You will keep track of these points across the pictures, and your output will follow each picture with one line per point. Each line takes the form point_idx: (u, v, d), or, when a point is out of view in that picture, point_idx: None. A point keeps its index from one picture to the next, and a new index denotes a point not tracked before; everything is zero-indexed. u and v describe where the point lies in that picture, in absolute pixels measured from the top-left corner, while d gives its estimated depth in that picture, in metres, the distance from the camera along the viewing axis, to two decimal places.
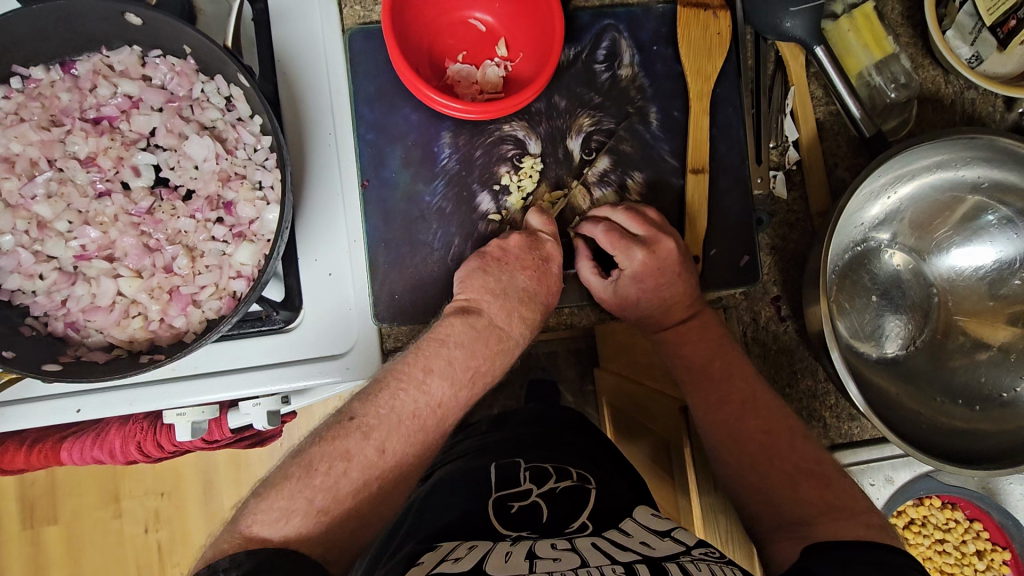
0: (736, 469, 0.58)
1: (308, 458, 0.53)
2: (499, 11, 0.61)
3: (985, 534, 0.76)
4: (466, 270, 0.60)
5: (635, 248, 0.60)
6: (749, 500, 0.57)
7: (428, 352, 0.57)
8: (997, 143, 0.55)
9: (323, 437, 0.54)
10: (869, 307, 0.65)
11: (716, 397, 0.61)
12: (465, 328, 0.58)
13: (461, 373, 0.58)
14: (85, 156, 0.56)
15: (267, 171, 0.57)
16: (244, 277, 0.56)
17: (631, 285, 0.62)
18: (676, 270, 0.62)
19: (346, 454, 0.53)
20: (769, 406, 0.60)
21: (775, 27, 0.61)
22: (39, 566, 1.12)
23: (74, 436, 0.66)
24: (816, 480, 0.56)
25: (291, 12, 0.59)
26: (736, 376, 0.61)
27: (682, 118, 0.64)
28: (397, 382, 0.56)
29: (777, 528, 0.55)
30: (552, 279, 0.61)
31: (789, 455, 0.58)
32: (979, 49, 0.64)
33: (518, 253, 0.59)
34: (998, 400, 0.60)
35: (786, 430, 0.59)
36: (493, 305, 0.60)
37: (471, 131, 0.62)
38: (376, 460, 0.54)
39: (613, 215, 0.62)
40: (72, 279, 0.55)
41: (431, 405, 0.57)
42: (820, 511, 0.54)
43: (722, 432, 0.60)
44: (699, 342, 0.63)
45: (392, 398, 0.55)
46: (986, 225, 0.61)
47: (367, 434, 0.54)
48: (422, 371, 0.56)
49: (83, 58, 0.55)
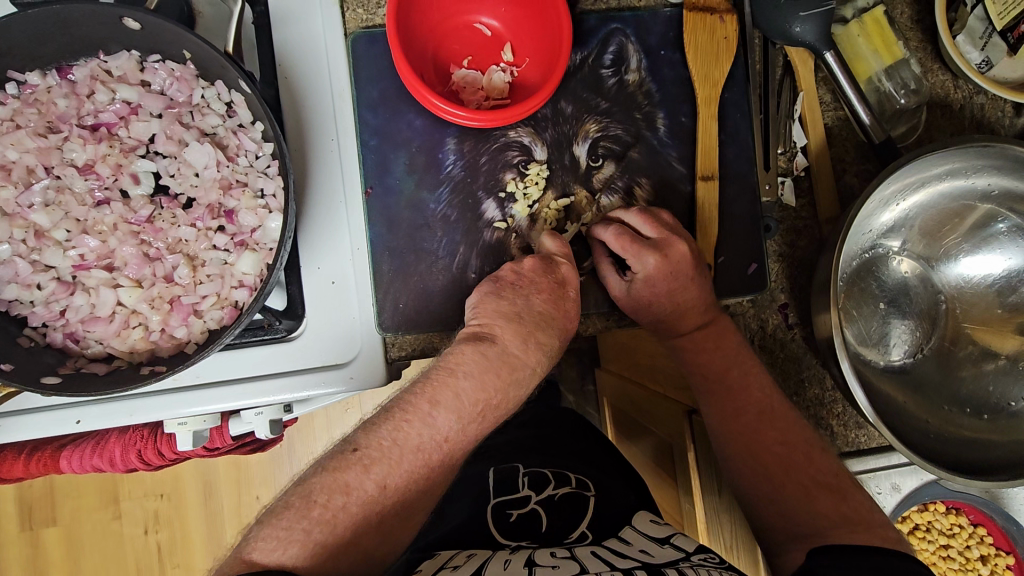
0: (752, 479, 0.58)
1: (310, 489, 0.52)
2: (505, 15, 0.60)
3: (989, 539, 0.75)
4: (479, 295, 0.59)
5: (645, 252, 0.59)
6: (764, 509, 0.57)
7: (435, 381, 0.56)
8: (1007, 151, 0.54)
9: (324, 468, 0.53)
10: (876, 314, 0.64)
11: (733, 407, 0.60)
12: (476, 356, 0.57)
13: (468, 408, 0.56)
14: (82, 164, 0.55)
15: (269, 179, 0.55)
16: (246, 287, 0.55)
17: (644, 289, 0.60)
18: (691, 276, 0.61)
19: (345, 487, 0.52)
20: (787, 417, 0.59)
21: (784, 32, 0.60)
22: (37, 567, 1.11)
23: (72, 445, 0.66)
24: (832, 493, 0.55)
25: (294, 17, 0.58)
26: (752, 385, 0.60)
27: (689, 123, 0.64)
28: (401, 415, 0.55)
29: (792, 537, 0.55)
30: (568, 304, 0.60)
31: (806, 468, 0.57)
32: (989, 54, 0.63)
33: (533, 276, 0.59)
34: (1006, 409, 0.59)
35: (804, 441, 0.58)
36: (506, 331, 0.58)
37: (476, 137, 0.62)
38: (375, 495, 0.52)
39: (625, 216, 0.61)
40: (71, 289, 0.54)
41: (435, 438, 0.55)
42: (833, 522, 0.54)
43: (737, 441, 0.60)
44: (716, 350, 0.62)
45: (395, 429, 0.54)
46: (995, 233, 0.61)
47: (368, 468, 0.53)
48: (428, 405, 0.55)
49: (81, 63, 0.54)
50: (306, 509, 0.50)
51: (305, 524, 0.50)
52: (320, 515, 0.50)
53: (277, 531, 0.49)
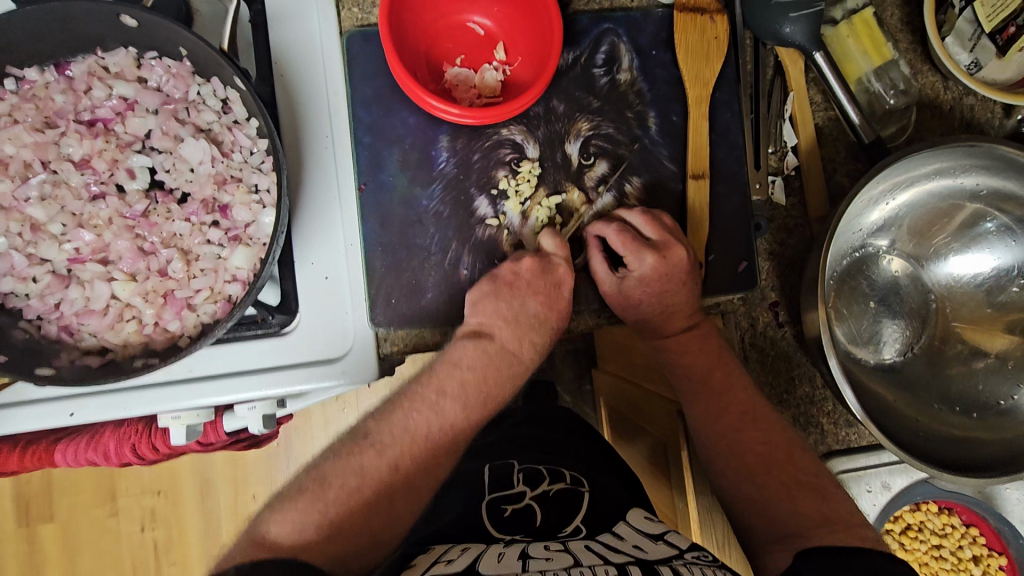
0: (734, 481, 0.59)
1: (323, 473, 0.53)
2: (497, 14, 0.61)
3: (982, 539, 0.76)
4: (478, 294, 0.59)
5: (646, 252, 0.59)
6: (749, 511, 0.57)
7: (440, 373, 0.58)
8: (995, 151, 0.55)
9: (337, 453, 0.55)
10: (866, 313, 0.64)
11: (715, 408, 0.61)
12: (478, 352, 0.59)
13: (471, 398, 0.58)
14: (79, 159, 0.55)
15: (263, 174, 0.56)
16: (239, 281, 0.56)
17: (636, 286, 0.61)
18: (683, 279, 0.61)
19: (358, 471, 0.53)
20: (768, 419, 0.60)
21: (774, 33, 0.61)
22: (33, 564, 1.11)
23: (67, 439, 0.66)
24: (813, 493, 0.56)
25: (289, 16, 0.59)
26: (736, 387, 0.61)
27: (680, 122, 0.64)
28: (410, 403, 0.57)
29: (774, 539, 0.55)
30: (563, 305, 0.61)
31: (787, 467, 0.57)
32: (978, 56, 0.64)
33: (530, 278, 0.59)
34: (995, 407, 0.60)
35: (785, 442, 0.59)
36: (504, 330, 0.60)
37: (469, 135, 0.62)
38: (388, 479, 0.54)
39: (628, 216, 0.62)
40: (66, 282, 0.55)
41: (443, 427, 0.57)
42: (814, 523, 0.53)
43: (718, 441, 0.60)
44: (700, 352, 0.62)
45: (406, 417, 0.57)
46: (984, 233, 0.61)
47: (382, 450, 0.55)
48: (434, 393, 0.57)
49: (78, 59, 0.55)
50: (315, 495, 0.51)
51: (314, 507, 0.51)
52: (321, 506, 0.50)
53: (289, 514, 0.50)
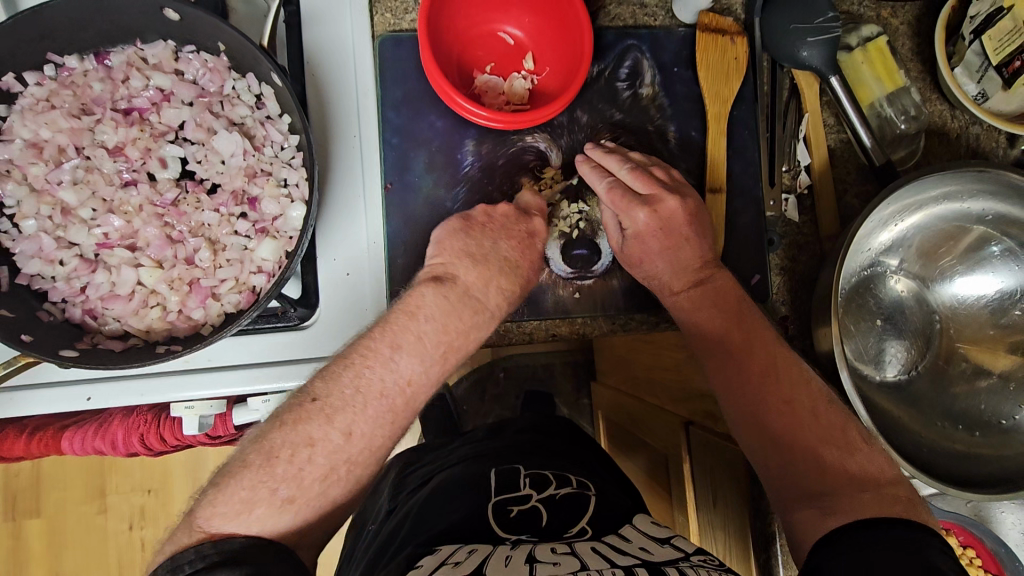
0: (755, 443, 0.56)
1: (269, 445, 0.49)
2: (528, 25, 0.63)
3: (978, 561, 0.74)
4: (447, 235, 0.58)
5: (636, 207, 0.61)
6: (765, 471, 0.55)
7: (396, 326, 0.53)
8: (1002, 177, 0.58)
9: (283, 422, 0.50)
10: (872, 330, 0.66)
11: (733, 369, 0.58)
12: (436, 297, 0.55)
13: (429, 351, 0.53)
14: (112, 146, 0.57)
15: (293, 169, 0.57)
16: (264, 273, 0.57)
17: (636, 244, 0.62)
18: (684, 233, 0.62)
19: (308, 440, 0.50)
20: (792, 372, 0.57)
21: (792, 56, 0.64)
22: (17, 561, 1.10)
23: (75, 427, 0.66)
24: (838, 447, 0.54)
25: (325, 17, 0.60)
26: (757, 343, 0.58)
27: (699, 138, 0.67)
28: (361, 359, 0.52)
29: (799, 497, 0.53)
30: (534, 254, 0.60)
31: (812, 426, 0.55)
32: (985, 86, 0.67)
33: (505, 222, 0.60)
34: (998, 426, 0.61)
35: (808, 399, 0.56)
36: (469, 273, 0.56)
37: (495, 141, 0.64)
38: (340, 445, 0.51)
39: (619, 170, 0.62)
40: (93, 267, 0.56)
41: (399, 383, 0.52)
42: (844, 482, 0.52)
43: (737, 400, 0.58)
44: (717, 306, 0.60)
45: (356, 377, 0.52)
46: (989, 256, 0.64)
47: (331, 416, 0.50)
48: (389, 348, 0.52)
49: (118, 49, 0.56)
50: (270, 468, 0.49)
51: (271, 481, 0.49)
52: (271, 481, 0.49)
53: (239, 492, 0.48)
